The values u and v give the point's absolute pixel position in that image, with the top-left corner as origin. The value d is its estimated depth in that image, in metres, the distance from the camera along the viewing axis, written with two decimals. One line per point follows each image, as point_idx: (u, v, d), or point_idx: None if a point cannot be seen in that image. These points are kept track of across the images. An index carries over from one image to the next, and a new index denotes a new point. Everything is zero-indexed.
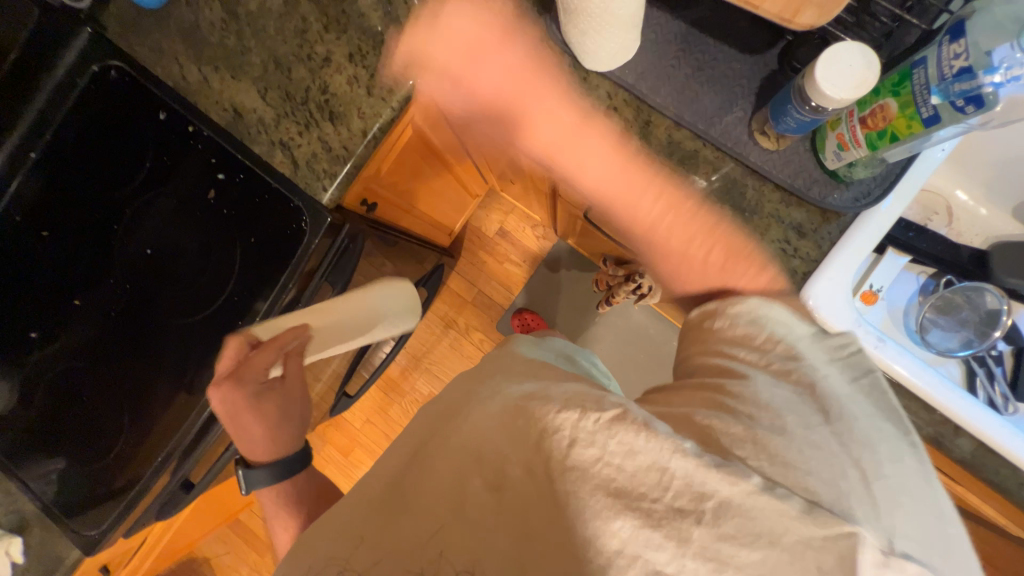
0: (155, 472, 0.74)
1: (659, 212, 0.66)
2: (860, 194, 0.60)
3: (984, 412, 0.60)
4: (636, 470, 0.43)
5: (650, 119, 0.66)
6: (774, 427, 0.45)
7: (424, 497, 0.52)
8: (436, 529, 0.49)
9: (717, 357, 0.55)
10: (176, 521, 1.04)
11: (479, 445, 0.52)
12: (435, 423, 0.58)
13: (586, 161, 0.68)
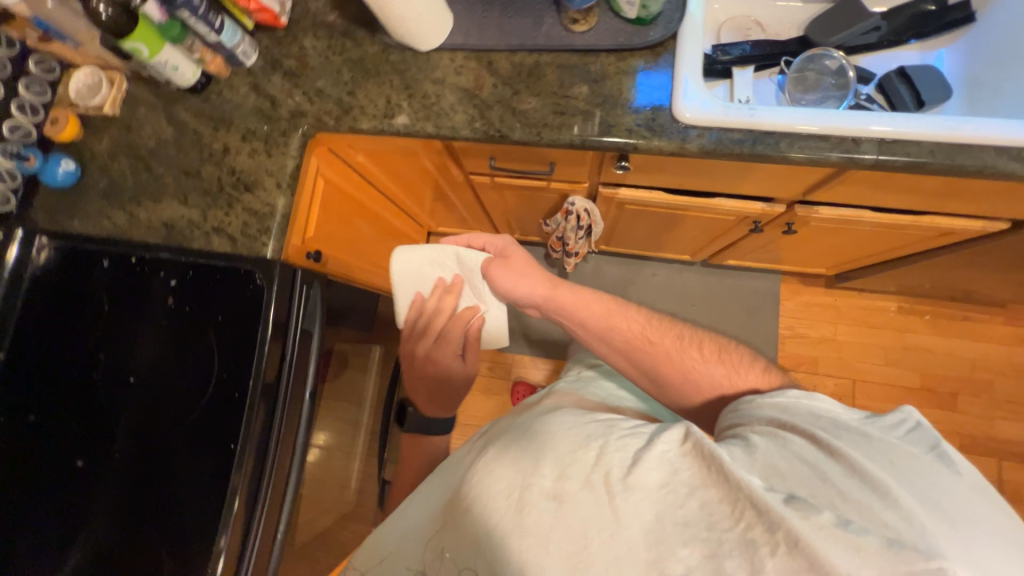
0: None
1: (535, 116, 0.77)
2: (668, 23, 0.74)
3: (919, 120, 0.67)
4: (698, 479, 0.50)
5: (490, 59, 0.79)
6: (839, 473, 0.51)
7: (478, 515, 0.57)
8: (484, 538, 0.55)
9: (752, 411, 0.65)
10: None
11: (539, 455, 0.56)
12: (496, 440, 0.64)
13: (459, 113, 0.79)
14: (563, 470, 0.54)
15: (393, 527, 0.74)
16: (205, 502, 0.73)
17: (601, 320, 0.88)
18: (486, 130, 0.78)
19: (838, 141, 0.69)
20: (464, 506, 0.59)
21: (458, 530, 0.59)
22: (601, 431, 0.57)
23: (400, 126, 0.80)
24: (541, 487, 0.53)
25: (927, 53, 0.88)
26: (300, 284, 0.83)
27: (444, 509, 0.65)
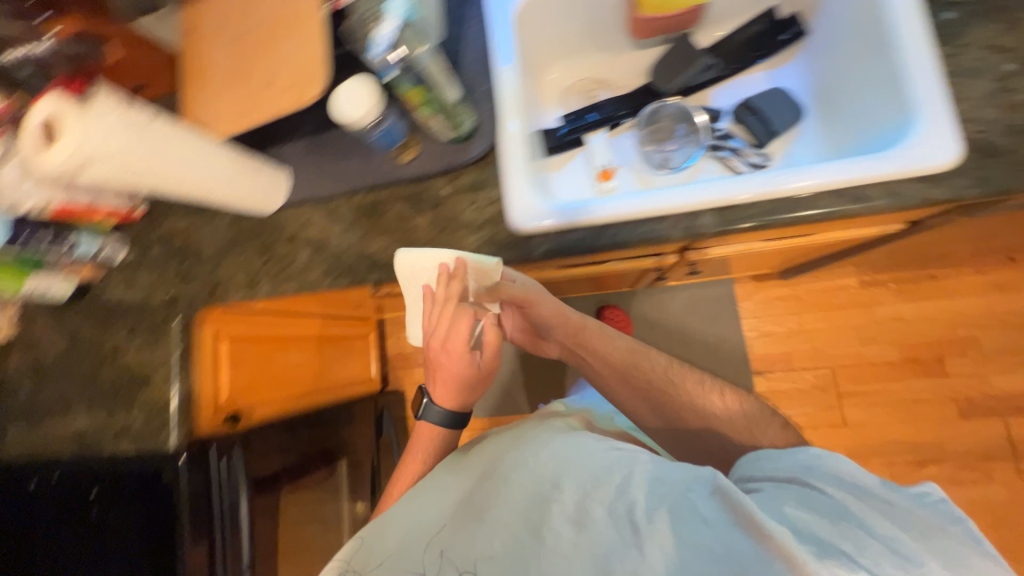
0: None
1: (384, 255, 0.77)
2: (485, 137, 0.74)
3: (761, 178, 0.64)
4: (710, 512, 0.55)
5: (332, 206, 0.80)
6: (869, 524, 0.52)
7: (513, 506, 0.65)
8: (508, 545, 0.62)
9: (756, 468, 0.65)
10: None
11: (557, 481, 0.65)
12: (535, 453, 0.70)
13: (315, 266, 0.79)
14: (589, 492, 0.61)
15: (415, 510, 0.71)
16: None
17: (621, 359, 0.84)
18: (342, 279, 0.78)
19: (679, 216, 0.66)
20: (488, 515, 0.65)
21: (473, 537, 0.64)
22: (615, 474, 0.63)
23: (264, 292, 0.81)
24: (573, 503, 0.61)
25: (777, 72, 0.85)
26: (219, 458, 0.86)
27: (456, 511, 0.68)
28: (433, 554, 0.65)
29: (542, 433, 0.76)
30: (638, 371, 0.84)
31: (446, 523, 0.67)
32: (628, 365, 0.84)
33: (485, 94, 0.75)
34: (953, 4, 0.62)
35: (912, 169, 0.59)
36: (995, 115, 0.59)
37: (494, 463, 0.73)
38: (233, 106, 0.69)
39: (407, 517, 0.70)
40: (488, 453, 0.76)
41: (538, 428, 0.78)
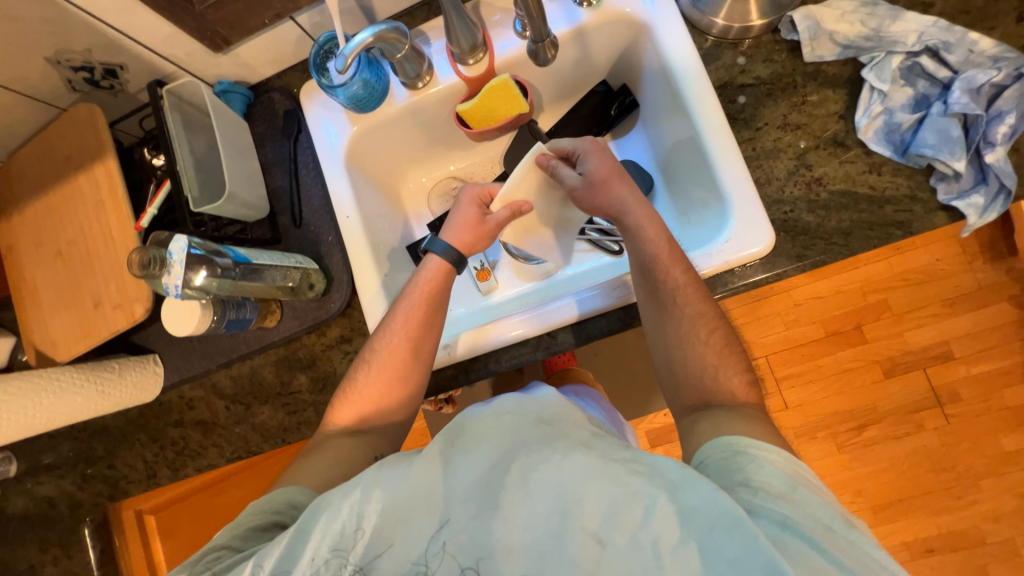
0: None
1: (271, 425, 0.76)
2: (341, 292, 0.73)
3: (611, 291, 0.68)
4: (736, 553, 0.39)
5: (213, 381, 0.79)
6: (824, 543, 0.39)
7: (518, 516, 0.44)
8: (522, 548, 0.43)
9: (749, 449, 0.47)
10: None
11: (575, 492, 0.43)
12: (543, 442, 0.47)
13: (210, 446, 0.78)
14: (610, 518, 0.42)
15: (427, 479, 0.47)
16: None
17: (664, 255, 0.61)
18: (238, 453, 0.77)
19: (539, 337, 0.70)
20: (504, 500, 0.44)
21: (481, 530, 0.44)
22: (644, 487, 0.43)
23: (166, 481, 0.80)
24: (589, 523, 0.42)
25: (621, 143, 0.86)
26: None
27: (486, 473, 0.46)
28: (450, 548, 0.44)
29: (522, 408, 0.52)
30: (652, 281, 0.61)
31: (437, 516, 0.45)
32: (642, 267, 0.62)
33: (333, 245, 0.74)
34: (743, 87, 0.64)
35: (754, 253, 0.60)
36: (797, 194, 0.62)
37: (511, 436, 0.48)
38: (71, 324, 0.66)
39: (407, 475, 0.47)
40: (482, 435, 0.49)
41: (518, 404, 0.52)
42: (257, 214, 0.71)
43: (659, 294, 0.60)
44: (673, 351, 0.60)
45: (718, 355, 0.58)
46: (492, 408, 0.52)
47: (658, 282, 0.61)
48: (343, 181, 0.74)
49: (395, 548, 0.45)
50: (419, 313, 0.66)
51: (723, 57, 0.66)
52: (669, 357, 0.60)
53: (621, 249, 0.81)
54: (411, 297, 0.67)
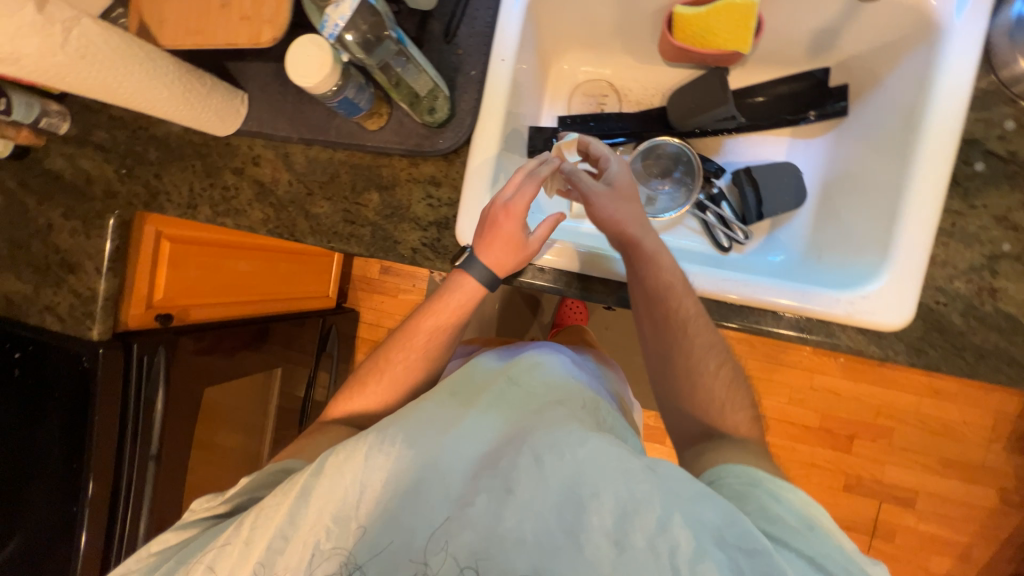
0: None
1: (324, 223, 0.73)
2: (457, 132, 0.67)
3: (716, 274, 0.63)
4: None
5: (287, 150, 0.74)
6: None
7: (533, 498, 0.47)
8: (541, 535, 0.45)
9: (759, 478, 0.53)
10: None
11: (588, 485, 0.46)
12: (551, 424, 0.53)
13: (258, 209, 0.76)
14: (624, 519, 0.45)
15: (443, 439, 0.53)
16: (48, 564, 0.85)
17: (677, 287, 0.61)
18: (281, 233, 0.75)
19: (617, 282, 0.68)
20: (518, 483, 0.48)
21: (497, 516, 0.47)
22: (663, 494, 0.46)
23: (202, 218, 0.78)
24: (597, 522, 0.45)
25: (798, 144, 0.76)
26: (142, 354, 0.89)
27: (491, 455, 0.52)
28: (479, 543, 0.46)
29: (537, 391, 0.61)
30: (662, 311, 0.62)
31: (454, 501, 0.48)
32: (652, 296, 0.62)
33: (472, 80, 0.67)
34: (987, 154, 0.57)
35: (881, 320, 0.56)
36: (965, 292, 0.56)
37: (522, 421, 0.55)
38: (190, 12, 0.60)
39: (421, 421, 0.55)
40: (493, 390, 0.61)
41: (536, 380, 0.62)
42: (421, 1, 0.64)
43: (672, 325, 0.63)
44: (684, 382, 0.66)
45: (725, 390, 0.65)
46: (507, 371, 0.63)
47: (671, 314, 0.62)
48: (518, 19, 0.65)
49: (427, 526, 0.48)
50: (437, 328, 0.69)
51: (986, 110, 0.57)
52: (696, 373, 0.64)
53: (727, 248, 0.76)
54: (415, 334, 0.70)
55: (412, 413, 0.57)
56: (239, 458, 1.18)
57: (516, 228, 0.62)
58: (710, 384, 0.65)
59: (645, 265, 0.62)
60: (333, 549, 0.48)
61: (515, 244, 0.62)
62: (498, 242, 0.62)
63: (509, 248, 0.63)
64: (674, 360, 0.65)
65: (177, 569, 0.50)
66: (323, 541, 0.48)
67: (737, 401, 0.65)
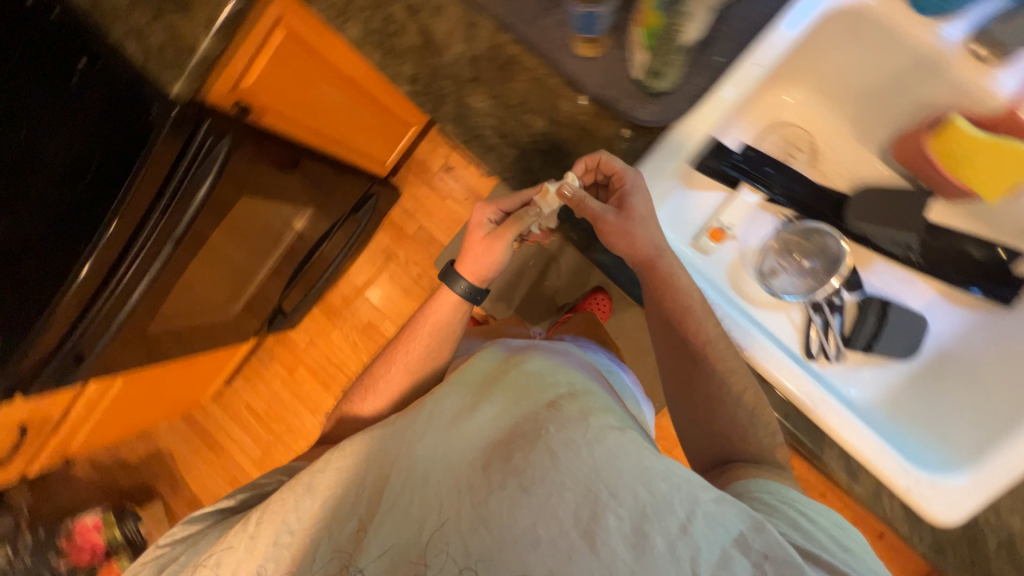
0: (31, 346, 0.83)
1: (473, 120, 0.65)
2: (667, 109, 0.59)
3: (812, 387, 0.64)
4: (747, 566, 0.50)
5: (474, 21, 0.62)
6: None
7: (546, 500, 0.54)
8: (559, 532, 0.52)
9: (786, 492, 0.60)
10: (111, 390, 1.19)
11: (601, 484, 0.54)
12: (563, 422, 0.60)
13: (411, 64, 0.66)
14: (637, 521, 0.52)
15: (442, 440, 0.63)
16: (25, 295, 0.79)
17: (694, 306, 0.67)
18: (424, 103, 0.67)
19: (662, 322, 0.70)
20: (533, 484, 0.55)
21: (512, 513, 0.53)
22: (673, 496, 0.53)
23: (347, 37, 0.67)
24: (613, 523, 0.52)
25: (938, 302, 0.75)
26: (208, 134, 0.82)
27: (497, 451, 0.60)
28: (491, 535, 0.53)
29: (542, 389, 0.68)
30: (679, 328, 0.69)
31: (468, 499, 0.56)
32: (669, 318, 0.68)
33: (716, 68, 0.59)
34: None
35: (947, 517, 0.59)
36: (1013, 525, 0.62)
37: (522, 419, 0.63)
38: None
39: (426, 418, 0.67)
40: (506, 386, 0.69)
41: (549, 380, 0.69)
42: None
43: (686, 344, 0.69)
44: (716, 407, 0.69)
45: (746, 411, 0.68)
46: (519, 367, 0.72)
47: (689, 335, 0.68)
48: (782, 47, 0.61)
49: (433, 519, 0.56)
50: (414, 350, 0.80)
51: None
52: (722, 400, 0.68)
53: (814, 355, 0.73)
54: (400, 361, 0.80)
55: (422, 411, 0.68)
56: (239, 272, 1.17)
57: (479, 229, 0.75)
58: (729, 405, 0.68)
59: (653, 289, 0.68)
60: (341, 540, 0.59)
61: (480, 242, 0.74)
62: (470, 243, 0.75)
63: (480, 246, 0.75)
64: (689, 379, 0.70)
65: (191, 560, 0.64)
66: (329, 534, 0.60)
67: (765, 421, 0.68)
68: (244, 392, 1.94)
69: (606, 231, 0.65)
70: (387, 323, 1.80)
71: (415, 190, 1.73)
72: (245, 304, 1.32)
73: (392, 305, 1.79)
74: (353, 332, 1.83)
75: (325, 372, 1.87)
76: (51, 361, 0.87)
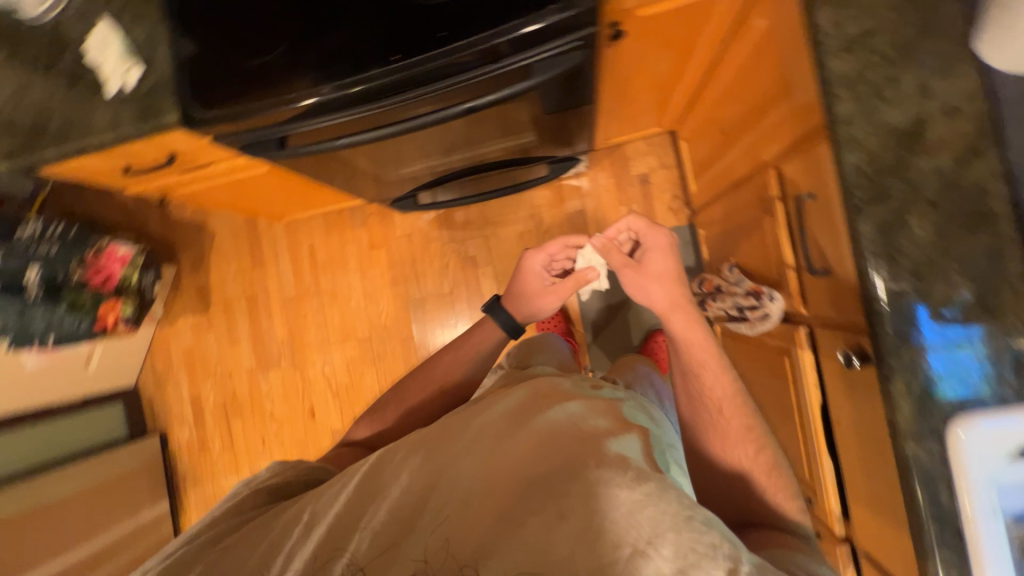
0: (269, 106, 0.76)
1: (897, 237, 0.57)
2: None
3: None
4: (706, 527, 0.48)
5: (980, 150, 0.55)
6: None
7: (581, 538, 0.47)
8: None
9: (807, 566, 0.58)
10: (262, 169, 1.11)
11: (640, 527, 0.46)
12: (601, 457, 0.52)
13: (877, 140, 0.57)
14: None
15: (470, 456, 0.56)
16: (332, 64, 0.74)
17: (708, 355, 0.78)
18: (860, 185, 0.58)
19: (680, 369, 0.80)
20: (565, 517, 0.48)
21: (547, 548, 0.48)
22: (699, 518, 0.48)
23: (832, 65, 0.58)
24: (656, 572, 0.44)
25: None
26: (577, 39, 0.72)
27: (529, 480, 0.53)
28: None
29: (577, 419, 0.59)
30: (696, 372, 0.78)
31: (502, 529, 0.50)
32: (688, 367, 0.79)
33: None
34: None
35: None
36: None
37: (551, 447, 0.55)
38: None
39: (459, 431, 0.60)
40: (533, 408, 0.60)
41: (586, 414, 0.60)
42: None
43: (699, 391, 0.77)
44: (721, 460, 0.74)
45: (762, 473, 0.72)
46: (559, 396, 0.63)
47: (702, 384, 0.77)
48: None
49: (460, 543, 0.51)
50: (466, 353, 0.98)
51: None
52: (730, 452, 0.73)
53: None
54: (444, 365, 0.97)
55: (460, 432, 0.60)
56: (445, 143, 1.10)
57: (535, 279, 1.04)
58: (737, 460, 0.72)
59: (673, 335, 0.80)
60: (355, 548, 0.53)
61: (535, 293, 1.02)
62: (528, 294, 1.03)
63: (530, 298, 1.02)
64: (698, 432, 0.76)
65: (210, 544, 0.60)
66: (352, 544, 0.54)
67: (772, 484, 0.71)
68: (317, 234, 1.85)
69: (628, 276, 0.86)
70: (486, 270, 1.72)
71: (601, 176, 1.63)
72: (419, 169, 1.26)
73: (503, 258, 1.70)
74: (451, 255, 1.75)
75: (401, 269, 1.79)
76: (272, 129, 0.81)
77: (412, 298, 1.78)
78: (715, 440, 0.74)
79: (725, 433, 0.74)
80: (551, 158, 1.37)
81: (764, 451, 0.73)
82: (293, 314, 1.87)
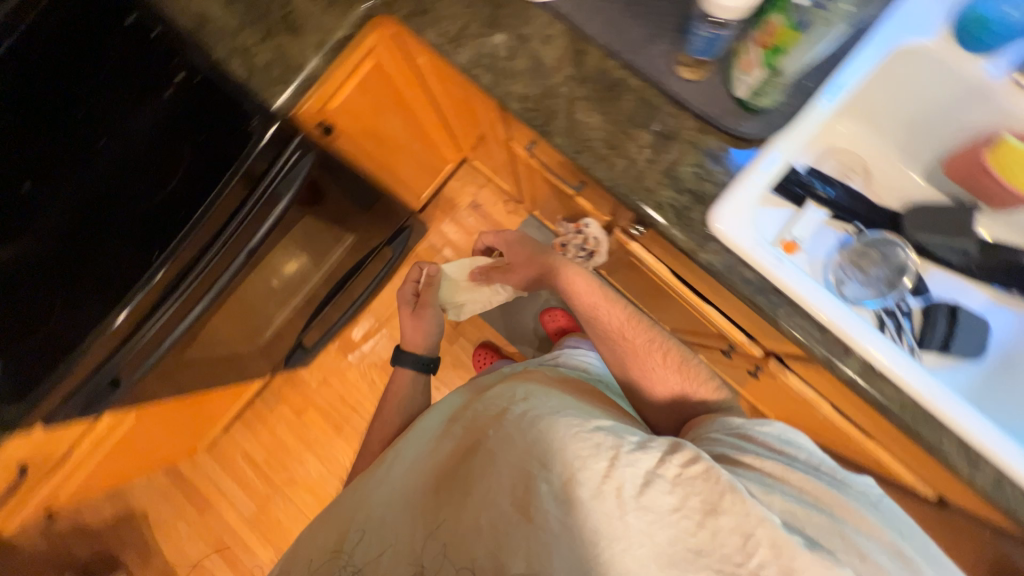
0: (75, 362, 0.76)
1: (581, 132, 0.70)
2: (766, 123, 0.67)
3: (898, 358, 0.62)
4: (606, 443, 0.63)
5: (583, 48, 0.72)
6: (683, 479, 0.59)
7: (493, 494, 0.64)
8: (501, 515, 0.62)
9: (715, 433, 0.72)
10: (127, 422, 1.08)
11: (532, 461, 0.63)
12: (507, 431, 0.70)
13: (521, 84, 0.72)
14: (576, 485, 0.59)
15: (407, 477, 0.77)
16: (101, 293, 0.76)
17: (598, 299, 0.91)
18: (534, 117, 0.71)
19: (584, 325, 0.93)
20: (474, 489, 0.66)
21: (462, 510, 0.65)
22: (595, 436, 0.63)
23: (459, 58, 0.74)
24: (544, 489, 0.60)
25: (995, 307, 0.79)
26: (295, 150, 0.84)
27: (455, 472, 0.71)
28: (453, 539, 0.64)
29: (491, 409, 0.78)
30: (593, 320, 0.91)
31: (427, 521, 0.67)
32: (585, 318, 0.93)
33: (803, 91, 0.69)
34: None
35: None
36: None
37: (474, 446, 0.72)
38: None
39: (411, 459, 0.81)
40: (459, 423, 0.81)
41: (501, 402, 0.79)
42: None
43: (604, 333, 0.91)
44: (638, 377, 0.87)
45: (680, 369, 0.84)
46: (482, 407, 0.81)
47: (601, 328, 0.91)
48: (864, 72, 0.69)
49: (401, 544, 0.68)
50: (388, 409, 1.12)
51: None
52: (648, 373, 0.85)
53: None
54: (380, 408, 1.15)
55: (407, 459, 0.82)
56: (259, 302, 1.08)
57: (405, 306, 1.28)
58: (655, 371, 0.85)
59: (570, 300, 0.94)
60: None
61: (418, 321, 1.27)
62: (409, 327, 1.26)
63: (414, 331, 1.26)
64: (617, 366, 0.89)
65: None
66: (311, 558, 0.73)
67: (692, 376, 0.84)
68: (242, 439, 1.77)
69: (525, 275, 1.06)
70: None
71: (442, 224, 1.76)
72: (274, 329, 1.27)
73: None
74: (370, 369, 1.75)
75: (336, 412, 1.76)
76: (93, 382, 0.80)
77: (362, 430, 1.74)
78: (631, 363, 0.87)
79: (641, 354, 0.86)
80: (384, 240, 1.46)
81: (671, 355, 0.86)
82: (266, 527, 1.73)
